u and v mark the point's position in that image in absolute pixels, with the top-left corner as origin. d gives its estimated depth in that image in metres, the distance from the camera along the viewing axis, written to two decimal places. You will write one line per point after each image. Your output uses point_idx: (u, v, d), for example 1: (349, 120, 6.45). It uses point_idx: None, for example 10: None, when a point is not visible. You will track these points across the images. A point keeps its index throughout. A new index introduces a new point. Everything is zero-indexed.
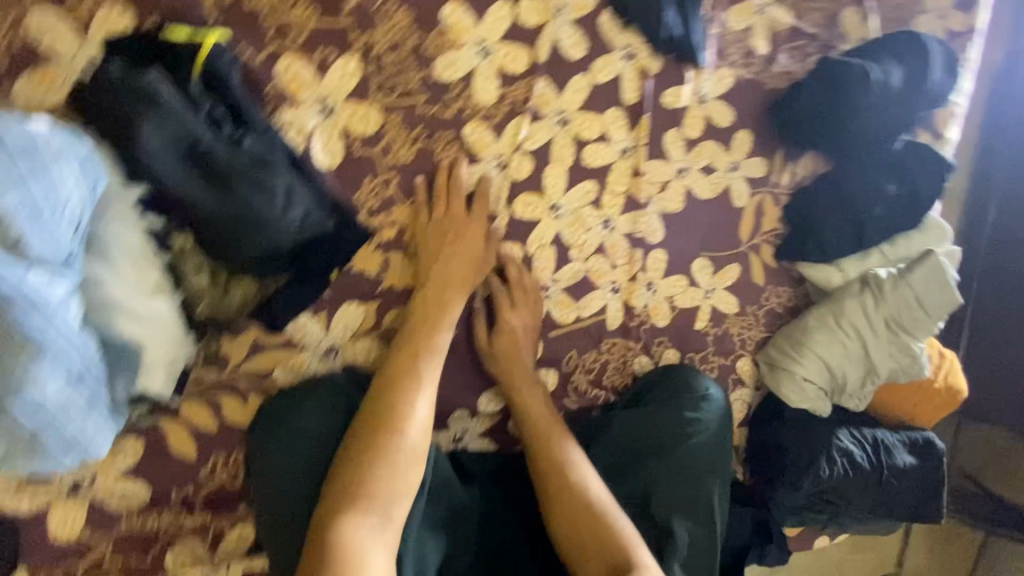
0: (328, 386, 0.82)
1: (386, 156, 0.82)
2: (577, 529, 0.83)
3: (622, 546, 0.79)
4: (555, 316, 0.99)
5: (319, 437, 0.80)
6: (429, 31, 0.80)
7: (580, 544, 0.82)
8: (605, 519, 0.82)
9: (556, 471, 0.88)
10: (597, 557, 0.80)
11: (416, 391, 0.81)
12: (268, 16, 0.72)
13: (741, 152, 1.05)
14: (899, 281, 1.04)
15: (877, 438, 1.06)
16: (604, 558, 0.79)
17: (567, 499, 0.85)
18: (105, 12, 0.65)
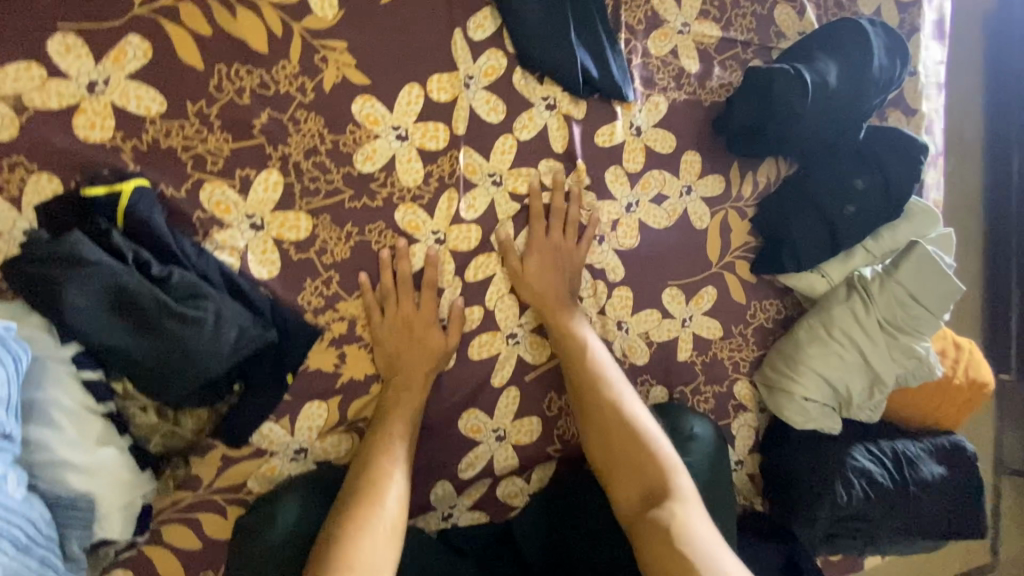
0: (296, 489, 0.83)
1: (323, 255, 0.84)
2: (613, 448, 0.86)
3: (663, 477, 0.82)
4: (528, 357, 0.95)
5: (293, 541, 0.80)
6: (344, 129, 0.84)
7: (619, 474, 0.85)
8: (643, 444, 0.85)
9: (590, 381, 0.91)
10: (632, 484, 0.83)
11: (384, 486, 0.81)
12: (185, 152, 0.77)
13: (691, 174, 1.03)
14: (886, 280, 0.97)
15: (898, 451, 0.98)
16: (643, 484, 0.83)
17: (596, 401, 0.90)
18: (34, 182, 0.72)
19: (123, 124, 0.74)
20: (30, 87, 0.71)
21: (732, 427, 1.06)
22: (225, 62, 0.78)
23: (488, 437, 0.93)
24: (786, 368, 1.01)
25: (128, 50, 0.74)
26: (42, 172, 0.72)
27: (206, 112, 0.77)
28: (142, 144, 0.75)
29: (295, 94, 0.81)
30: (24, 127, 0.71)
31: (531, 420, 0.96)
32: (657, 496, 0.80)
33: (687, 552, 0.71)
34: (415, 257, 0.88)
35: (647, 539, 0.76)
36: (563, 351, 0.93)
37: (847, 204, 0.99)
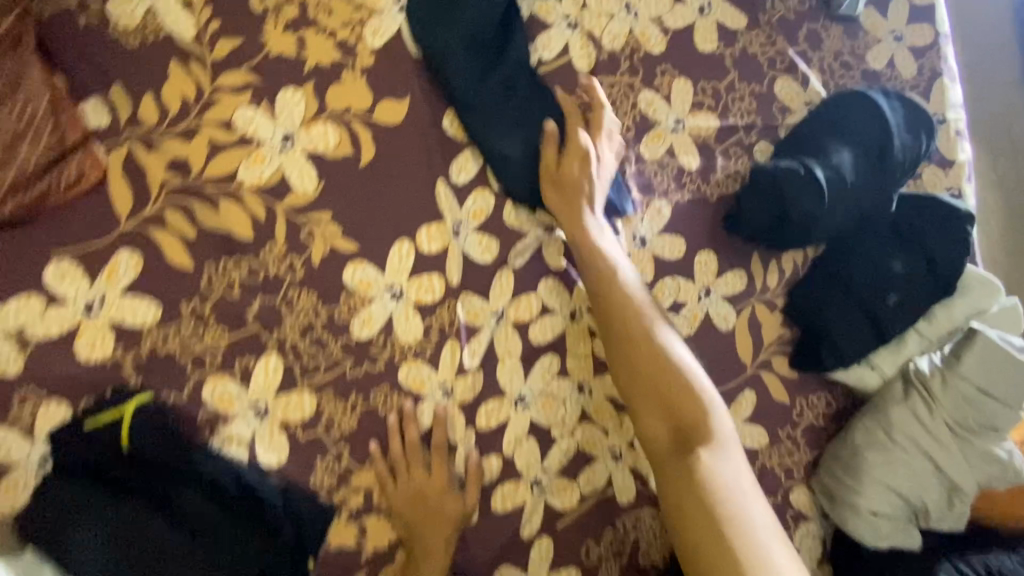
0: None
1: (331, 429, 0.82)
2: (635, 367, 0.83)
3: (686, 379, 0.82)
4: (556, 504, 0.89)
5: None
6: (337, 299, 0.82)
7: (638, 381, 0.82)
8: (648, 331, 0.84)
9: (638, 344, 0.83)
10: (655, 411, 0.80)
11: None
12: (183, 353, 0.77)
13: (708, 274, 0.96)
14: (949, 375, 0.86)
15: (993, 567, 0.84)
16: (657, 376, 0.82)
17: (628, 328, 0.84)
18: (44, 411, 0.73)
19: (123, 338, 0.75)
20: (32, 319, 0.73)
21: (796, 541, 0.96)
22: (212, 257, 0.78)
23: None
24: (846, 477, 0.90)
25: (120, 266, 0.75)
26: (51, 400, 0.73)
27: (200, 310, 0.77)
28: (142, 354, 0.76)
29: (284, 274, 0.80)
30: (29, 360, 0.72)
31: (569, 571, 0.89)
32: (688, 433, 0.78)
33: (699, 464, 0.75)
34: (425, 415, 0.84)
35: (672, 472, 0.76)
36: (603, 312, 0.85)
37: (889, 291, 0.90)
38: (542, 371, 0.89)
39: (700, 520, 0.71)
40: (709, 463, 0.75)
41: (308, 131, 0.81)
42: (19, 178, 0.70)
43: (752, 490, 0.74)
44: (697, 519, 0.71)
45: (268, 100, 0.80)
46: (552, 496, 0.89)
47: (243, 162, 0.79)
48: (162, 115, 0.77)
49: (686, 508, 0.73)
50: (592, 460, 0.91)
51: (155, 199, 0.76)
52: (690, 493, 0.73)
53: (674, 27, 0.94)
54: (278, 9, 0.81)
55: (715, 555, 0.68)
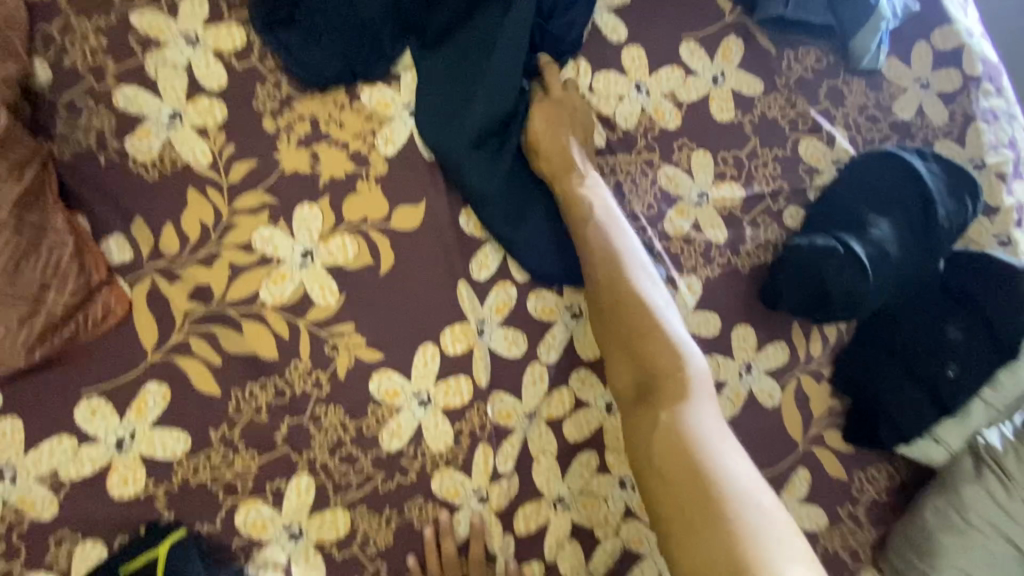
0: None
1: (367, 547, 0.79)
2: (616, 321, 0.77)
3: (680, 377, 0.70)
4: None
5: None
6: (365, 412, 0.80)
7: (617, 313, 0.77)
8: (658, 327, 0.74)
9: (612, 297, 0.78)
10: (624, 366, 0.75)
11: None
12: (213, 482, 0.75)
13: (746, 349, 0.91)
14: (1022, 451, 0.79)
15: None
16: (647, 368, 0.72)
17: (584, 240, 0.82)
18: (80, 553, 0.72)
19: (153, 472, 0.74)
20: (65, 459, 0.73)
21: None
22: (239, 382, 0.77)
23: None
24: (919, 563, 0.83)
25: (148, 398, 0.75)
26: (86, 540, 0.73)
27: (229, 436, 0.76)
28: (173, 486, 0.74)
29: (311, 390, 0.79)
30: (61, 503, 0.72)
31: None
32: (654, 387, 0.71)
33: (701, 462, 0.62)
34: (462, 525, 0.82)
35: (640, 437, 0.69)
36: (591, 284, 0.80)
37: (945, 360, 0.85)
38: (583, 469, 0.86)
39: (699, 524, 0.59)
40: (670, 423, 0.67)
41: (327, 244, 0.81)
42: (47, 324, 0.70)
43: (750, 478, 0.61)
44: (662, 457, 0.65)
45: (286, 217, 0.81)
46: None
47: (265, 282, 0.79)
48: (183, 243, 0.78)
49: (668, 456, 0.64)
50: (639, 556, 0.87)
51: (180, 328, 0.77)
52: (661, 445, 0.66)
53: (688, 100, 0.92)
54: (290, 126, 0.82)
55: (672, 472, 0.63)
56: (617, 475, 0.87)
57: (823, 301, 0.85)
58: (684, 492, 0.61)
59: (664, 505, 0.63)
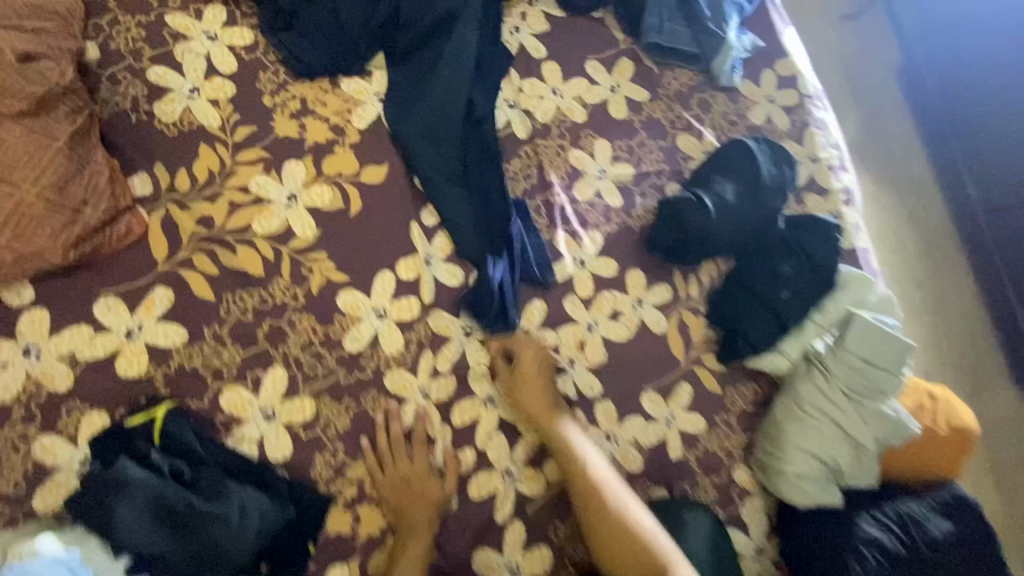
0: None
1: (329, 429, 0.97)
2: (605, 520, 1.00)
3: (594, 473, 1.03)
4: (523, 489, 1.06)
5: None
6: (332, 320, 1.00)
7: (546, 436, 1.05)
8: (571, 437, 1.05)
9: (581, 476, 1.03)
10: (626, 558, 0.98)
11: None
12: (204, 368, 0.93)
13: (639, 288, 1.16)
14: (838, 351, 1.05)
15: (902, 513, 1.00)
16: (577, 482, 1.03)
17: (582, 473, 1.03)
18: (87, 420, 0.88)
19: (155, 358, 0.92)
20: (83, 344, 0.90)
21: (742, 515, 1.09)
22: (230, 291, 0.96)
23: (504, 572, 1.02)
24: (772, 449, 1.06)
25: (156, 299, 0.93)
26: (93, 410, 0.88)
27: (219, 332, 0.95)
28: (170, 370, 0.92)
29: (289, 301, 0.99)
30: (77, 378, 0.89)
31: (540, 546, 1.05)
32: (640, 559, 0.97)
33: (653, 559, 0.96)
34: (408, 415, 1.01)
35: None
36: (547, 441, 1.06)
37: (781, 289, 1.11)
38: (505, 378, 1.05)
39: None
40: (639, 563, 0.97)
41: (308, 190, 1.03)
42: (82, 232, 0.90)
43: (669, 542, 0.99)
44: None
45: (276, 168, 1.03)
46: (520, 482, 1.06)
47: (256, 217, 1.00)
48: (193, 183, 0.99)
49: (614, 557, 0.98)
50: (554, 452, 1.05)
51: (185, 247, 0.96)
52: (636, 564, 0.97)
53: (592, 102, 1.22)
54: (283, 102, 1.06)
55: None
56: (536, 386, 1.07)
57: (684, 241, 1.13)
58: None
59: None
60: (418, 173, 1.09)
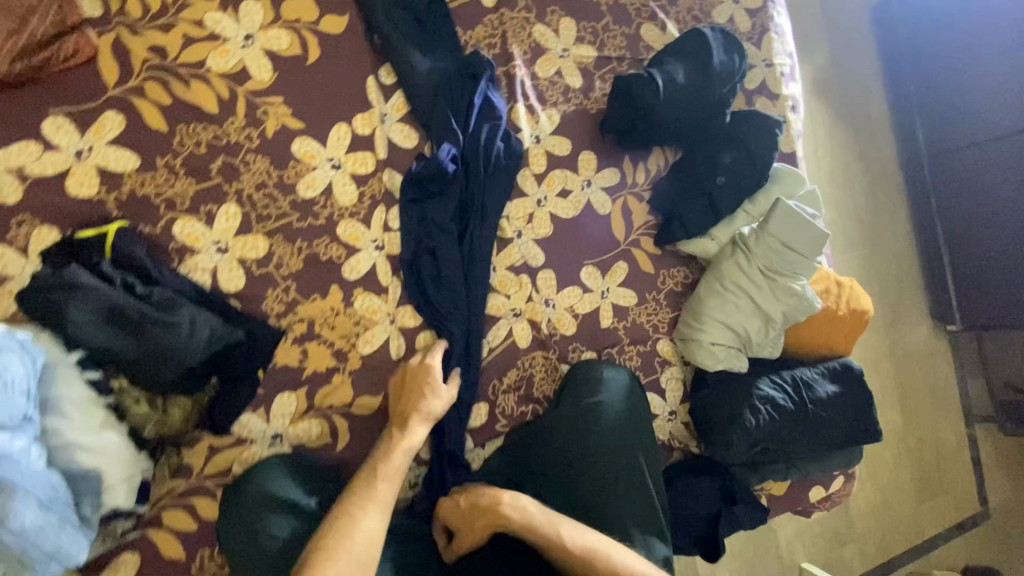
0: (262, 472, 0.93)
1: (280, 269, 1.01)
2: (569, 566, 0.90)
3: (559, 538, 0.91)
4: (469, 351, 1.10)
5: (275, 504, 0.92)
6: (287, 165, 1.02)
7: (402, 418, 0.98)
8: (552, 546, 0.91)
9: (570, 567, 0.89)
10: (565, 560, 0.90)
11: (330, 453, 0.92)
12: (155, 196, 0.95)
13: (590, 169, 1.21)
14: (761, 234, 1.14)
15: (796, 377, 1.14)
16: (524, 533, 0.93)
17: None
18: (37, 233, 0.89)
19: (106, 181, 0.93)
20: (32, 160, 0.90)
21: (662, 381, 1.19)
22: (184, 124, 0.97)
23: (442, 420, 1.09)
24: (692, 320, 1.17)
25: (107, 124, 0.93)
26: (43, 226, 0.89)
27: (172, 164, 0.96)
28: (122, 195, 0.93)
29: (243, 142, 1.00)
30: (26, 192, 0.89)
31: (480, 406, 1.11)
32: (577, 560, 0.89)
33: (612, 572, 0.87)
34: (360, 263, 1.05)
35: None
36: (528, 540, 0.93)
37: (718, 175, 1.19)
38: (452, 238, 1.10)
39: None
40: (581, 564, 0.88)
41: (265, 33, 1.03)
42: (28, 44, 0.89)
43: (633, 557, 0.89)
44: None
45: (233, 7, 1.02)
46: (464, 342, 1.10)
47: (212, 53, 1.00)
48: (145, 12, 0.98)
49: (572, 562, 0.89)
50: (497, 318, 1.12)
51: (137, 75, 0.96)
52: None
53: None
54: None
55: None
56: None
57: (634, 122, 1.18)
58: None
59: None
60: (378, 32, 1.10)
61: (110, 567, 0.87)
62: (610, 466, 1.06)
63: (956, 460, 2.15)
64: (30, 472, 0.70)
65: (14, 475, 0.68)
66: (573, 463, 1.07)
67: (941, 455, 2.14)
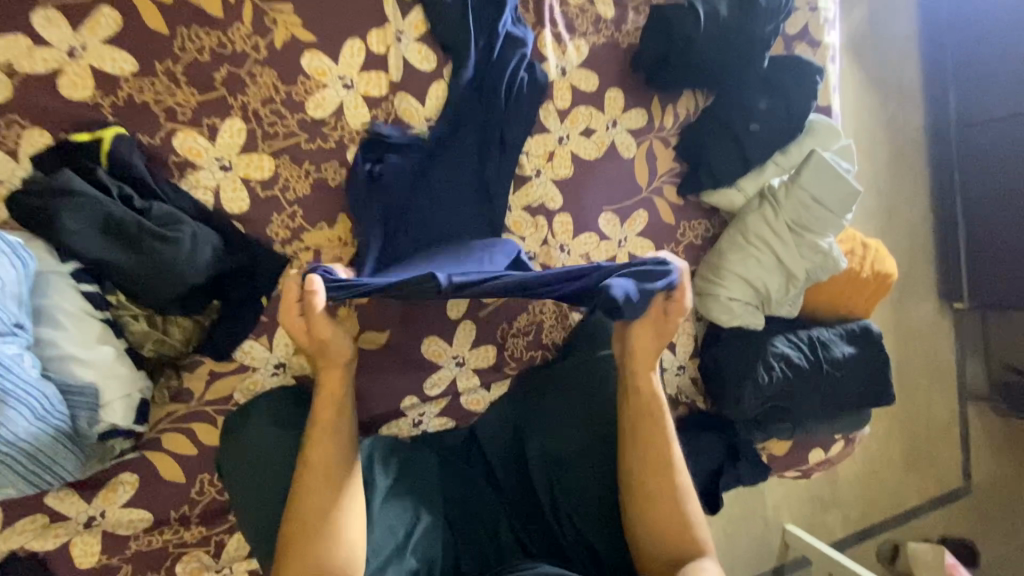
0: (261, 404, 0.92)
1: (287, 193, 0.95)
2: (652, 485, 0.88)
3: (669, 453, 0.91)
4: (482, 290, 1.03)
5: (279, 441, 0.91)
6: (296, 81, 0.95)
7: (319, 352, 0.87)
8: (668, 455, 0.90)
9: (659, 487, 0.88)
10: (655, 479, 0.89)
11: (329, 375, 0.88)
12: (155, 105, 0.88)
13: (616, 109, 1.14)
14: (791, 187, 1.09)
15: (813, 337, 1.11)
16: (654, 432, 0.92)
17: (656, 502, 0.87)
18: (28, 136, 0.83)
19: (102, 84, 0.86)
20: (20, 54, 0.82)
21: (673, 335, 1.14)
22: (185, 25, 0.89)
23: (450, 362, 1.02)
24: (711, 275, 1.13)
25: (101, 20, 0.85)
26: (34, 127, 0.83)
27: (172, 70, 0.89)
28: (119, 100, 0.86)
29: (249, 52, 0.93)
30: (15, 88, 0.82)
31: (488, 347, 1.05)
32: (666, 478, 0.89)
33: (683, 505, 0.88)
34: None
35: (654, 510, 0.87)
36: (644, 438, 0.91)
37: (752, 122, 1.12)
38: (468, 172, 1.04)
39: (668, 523, 0.86)
40: (665, 484, 0.89)
41: None
42: None
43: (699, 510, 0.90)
44: (666, 501, 0.87)
45: None
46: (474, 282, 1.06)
47: None
48: None
49: (659, 486, 0.88)
50: None
51: None
52: (662, 515, 0.87)
53: None
54: None
55: (668, 518, 0.86)
56: None
57: (667, 58, 1.10)
58: (676, 518, 0.86)
59: (653, 546, 0.86)
60: None
61: (109, 484, 0.86)
62: (609, 419, 1.00)
63: (946, 437, 2.18)
64: (23, 381, 0.67)
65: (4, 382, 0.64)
66: (572, 414, 1.00)
67: (932, 431, 2.15)
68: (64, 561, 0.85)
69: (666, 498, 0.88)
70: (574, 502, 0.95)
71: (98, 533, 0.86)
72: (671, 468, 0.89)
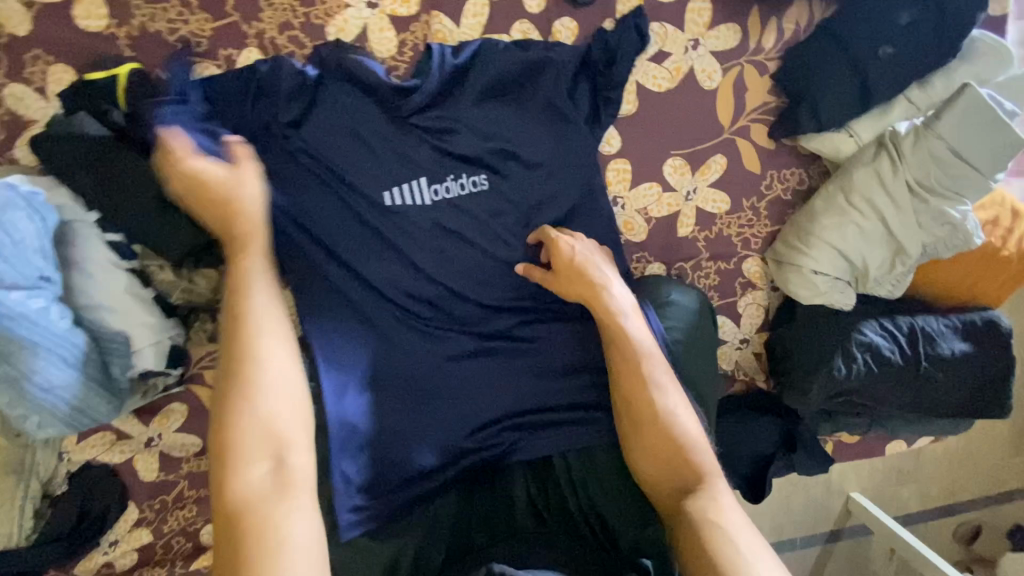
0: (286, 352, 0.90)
1: None
2: (667, 483, 0.74)
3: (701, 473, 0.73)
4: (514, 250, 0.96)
5: None
6: (314, 1, 0.84)
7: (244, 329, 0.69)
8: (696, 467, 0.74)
9: (674, 463, 0.74)
10: (673, 479, 0.74)
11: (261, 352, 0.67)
12: (170, 34, 0.81)
13: (698, 26, 0.92)
14: (923, 135, 0.85)
15: (916, 326, 0.91)
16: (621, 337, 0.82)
17: (661, 465, 0.75)
18: (53, 74, 0.80)
19: (116, 12, 0.79)
20: None
21: (739, 306, 1.03)
22: None
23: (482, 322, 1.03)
24: (799, 245, 0.92)
25: None
26: (58, 64, 0.80)
27: None
28: (134, 30, 0.80)
29: None
30: (35, 23, 0.78)
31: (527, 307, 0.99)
32: (690, 483, 0.72)
33: (695, 482, 0.72)
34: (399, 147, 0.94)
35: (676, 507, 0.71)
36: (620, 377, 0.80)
37: (884, 45, 0.85)
38: (492, 140, 0.89)
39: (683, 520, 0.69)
40: (701, 492, 0.70)
41: None
42: None
43: (739, 512, 0.69)
44: (664, 474, 0.75)
45: None
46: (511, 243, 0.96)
47: None
48: None
49: (672, 487, 0.73)
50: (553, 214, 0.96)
51: None
52: (691, 516, 0.68)
53: None
54: None
55: (695, 520, 0.68)
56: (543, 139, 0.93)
57: None
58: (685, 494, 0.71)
59: (649, 462, 0.76)
60: None
61: (163, 411, 0.94)
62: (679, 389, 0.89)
63: None
64: (53, 333, 0.69)
65: (34, 333, 0.67)
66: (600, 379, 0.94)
67: None
68: (132, 474, 0.96)
69: (673, 467, 0.74)
70: (605, 487, 0.87)
71: (156, 452, 0.95)
72: (632, 375, 0.79)
